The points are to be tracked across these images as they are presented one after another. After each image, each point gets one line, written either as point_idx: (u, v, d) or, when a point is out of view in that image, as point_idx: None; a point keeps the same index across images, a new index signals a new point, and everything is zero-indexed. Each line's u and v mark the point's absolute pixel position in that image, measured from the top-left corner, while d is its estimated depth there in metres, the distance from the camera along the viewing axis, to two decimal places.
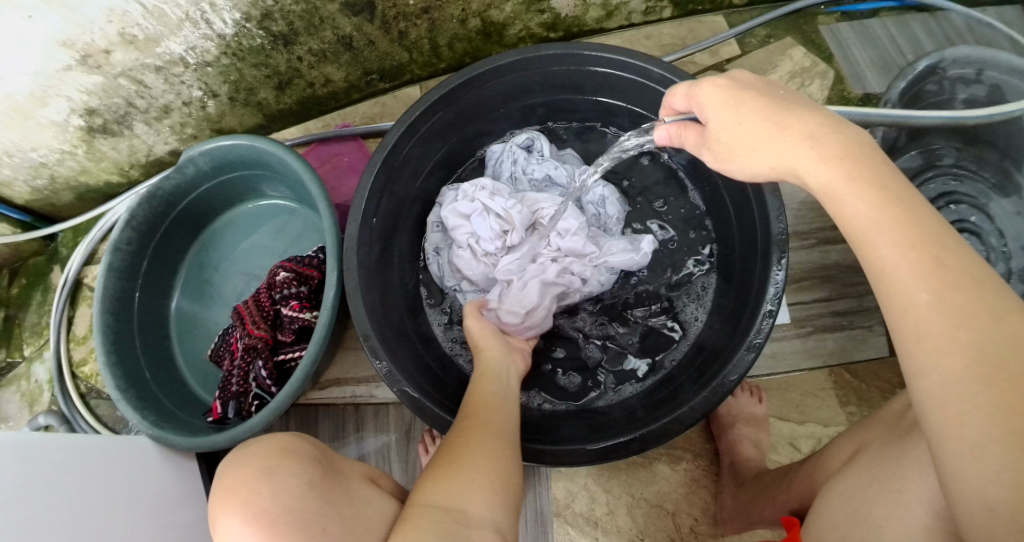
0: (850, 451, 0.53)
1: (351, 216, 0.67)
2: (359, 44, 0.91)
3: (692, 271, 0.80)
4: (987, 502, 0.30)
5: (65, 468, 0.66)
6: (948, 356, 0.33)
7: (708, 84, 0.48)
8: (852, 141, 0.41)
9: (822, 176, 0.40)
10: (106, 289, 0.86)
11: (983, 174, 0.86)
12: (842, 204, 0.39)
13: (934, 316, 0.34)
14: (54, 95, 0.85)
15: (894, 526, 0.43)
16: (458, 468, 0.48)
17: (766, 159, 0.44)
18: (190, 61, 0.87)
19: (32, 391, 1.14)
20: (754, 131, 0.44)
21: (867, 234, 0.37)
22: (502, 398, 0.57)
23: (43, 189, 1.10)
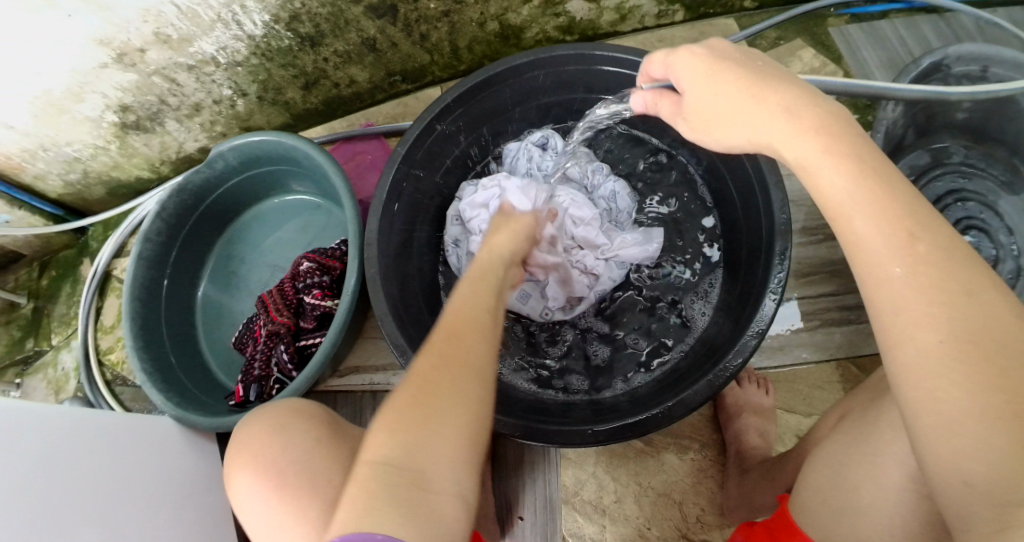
0: (834, 418, 0.57)
1: (373, 209, 0.70)
2: (381, 46, 0.95)
3: (702, 266, 0.82)
4: (966, 479, 0.32)
5: (87, 448, 0.69)
6: (924, 333, 0.34)
7: (685, 52, 0.49)
8: (827, 112, 0.41)
9: (800, 148, 0.40)
10: (135, 277, 0.90)
11: (992, 172, 0.87)
12: (818, 177, 0.39)
13: (908, 292, 0.34)
14: (89, 91, 0.90)
15: (871, 488, 0.46)
16: (417, 418, 0.39)
17: (745, 130, 0.44)
18: (220, 61, 0.91)
19: (58, 379, 1.17)
20: (730, 101, 0.45)
21: (845, 207, 0.37)
22: (481, 326, 0.45)
23: (76, 183, 1.15)
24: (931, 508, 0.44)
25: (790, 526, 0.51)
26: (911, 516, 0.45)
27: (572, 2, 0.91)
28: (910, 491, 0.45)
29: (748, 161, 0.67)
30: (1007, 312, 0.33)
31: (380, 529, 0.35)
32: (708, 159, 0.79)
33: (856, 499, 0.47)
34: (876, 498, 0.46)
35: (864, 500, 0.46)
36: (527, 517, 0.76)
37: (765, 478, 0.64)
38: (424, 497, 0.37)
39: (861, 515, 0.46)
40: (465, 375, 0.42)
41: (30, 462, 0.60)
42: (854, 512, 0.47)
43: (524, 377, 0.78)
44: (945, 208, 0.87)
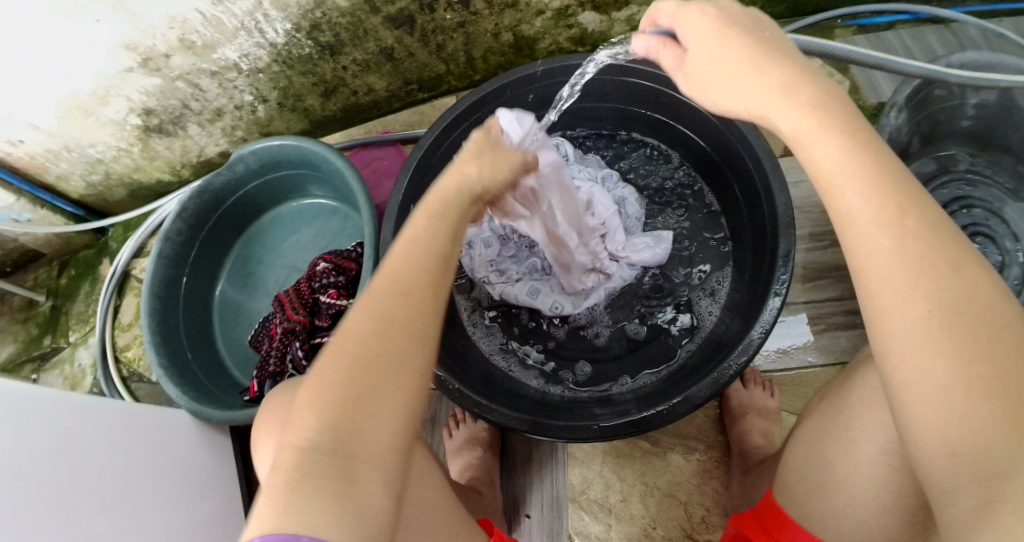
0: (817, 400, 0.60)
1: (387, 216, 0.73)
2: (399, 55, 0.98)
3: (708, 271, 0.84)
4: (953, 448, 0.34)
5: (106, 433, 0.71)
6: (912, 305, 0.35)
7: (694, 9, 0.47)
8: (825, 91, 0.40)
9: (795, 122, 0.40)
10: (155, 275, 0.92)
11: (997, 180, 0.89)
12: (813, 150, 0.39)
13: (895, 264, 0.36)
14: (115, 94, 0.94)
15: (844, 463, 0.50)
16: (348, 402, 0.39)
17: (742, 98, 0.43)
18: (242, 68, 0.94)
19: (75, 375, 1.20)
20: (732, 70, 0.43)
21: (834, 179, 0.38)
22: (425, 295, 0.43)
23: (98, 184, 1.18)
24: (902, 481, 0.47)
25: (776, 509, 0.54)
26: (883, 490, 0.48)
27: (584, 14, 0.94)
28: (882, 465, 0.48)
29: (746, 153, 0.70)
30: (987, 290, 0.35)
31: (305, 529, 0.35)
32: (715, 163, 0.81)
33: (830, 473, 0.50)
34: (848, 471, 0.49)
35: (836, 473, 0.50)
36: (533, 516, 0.78)
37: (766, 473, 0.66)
38: (358, 487, 0.37)
39: (837, 490, 0.50)
40: (410, 357, 0.41)
41: (49, 447, 0.62)
42: (830, 486, 0.50)
43: (532, 374, 0.81)
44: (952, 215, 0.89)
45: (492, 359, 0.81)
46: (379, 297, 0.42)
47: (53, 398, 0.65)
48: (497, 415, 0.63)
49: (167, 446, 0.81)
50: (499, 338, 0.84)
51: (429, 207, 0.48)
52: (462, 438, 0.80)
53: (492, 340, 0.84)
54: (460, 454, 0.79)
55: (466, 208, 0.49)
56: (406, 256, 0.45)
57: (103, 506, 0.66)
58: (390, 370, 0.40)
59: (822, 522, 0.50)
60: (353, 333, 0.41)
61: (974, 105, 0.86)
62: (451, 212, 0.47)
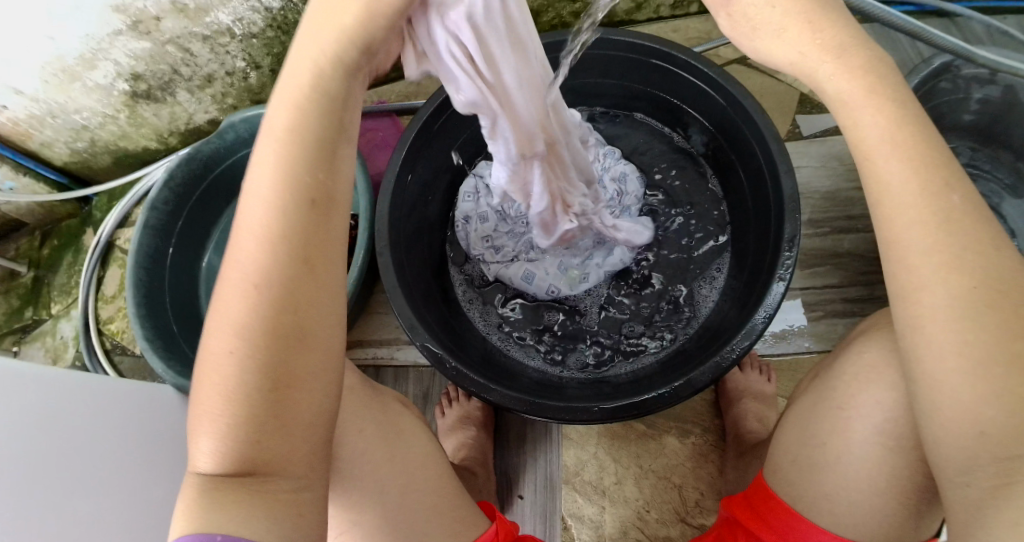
0: (811, 379, 0.59)
1: (384, 188, 0.70)
2: None
3: (708, 253, 0.83)
4: (980, 427, 0.34)
5: (89, 410, 0.69)
6: (954, 278, 0.34)
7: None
8: (878, 58, 0.36)
9: (842, 85, 0.36)
10: (140, 244, 0.90)
11: (998, 174, 0.87)
12: (857, 115, 0.36)
13: (937, 235, 0.34)
14: (102, 58, 0.90)
15: (836, 442, 0.49)
16: (225, 425, 0.35)
17: (785, 54, 0.37)
18: (236, 32, 0.91)
19: (57, 347, 1.17)
20: (784, 18, 0.36)
21: (875, 147, 0.36)
22: (292, 280, 0.36)
23: (82, 152, 1.14)
24: (895, 462, 0.46)
25: (766, 492, 0.53)
26: (876, 470, 0.47)
27: None
28: (876, 443, 0.47)
29: (753, 135, 0.68)
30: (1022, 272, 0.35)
31: (220, 527, 0.33)
32: (719, 145, 0.79)
33: (822, 454, 0.49)
34: (843, 452, 0.48)
35: (829, 455, 0.49)
36: (526, 496, 0.77)
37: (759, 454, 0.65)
38: (267, 491, 0.35)
39: (827, 469, 0.49)
40: (292, 361, 0.36)
41: (35, 419, 0.60)
42: (823, 466, 0.49)
43: (527, 354, 0.81)
44: None
45: (487, 336, 0.81)
46: (229, 304, 0.36)
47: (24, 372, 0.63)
48: (495, 394, 0.61)
49: (154, 420, 0.79)
50: (495, 318, 0.84)
51: (275, 132, 0.37)
52: (455, 417, 0.78)
53: (485, 318, 0.84)
54: (453, 433, 0.78)
55: (338, 96, 0.38)
56: (249, 224, 0.36)
57: (93, 479, 0.64)
58: (263, 383, 0.35)
59: (814, 505, 0.49)
60: (214, 354, 0.36)
61: (977, 100, 0.85)
62: (309, 127, 0.37)
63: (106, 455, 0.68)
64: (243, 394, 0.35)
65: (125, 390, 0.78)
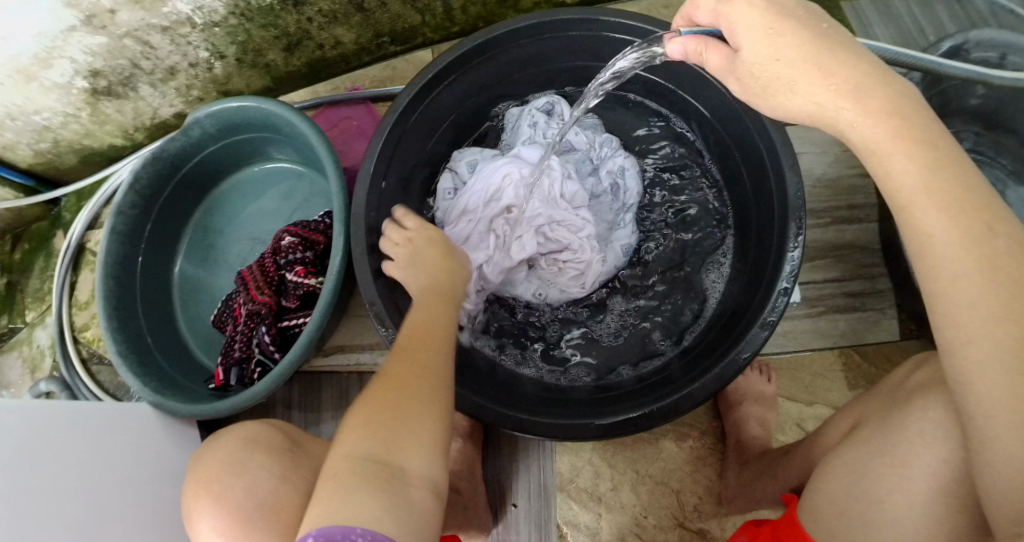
0: (848, 424, 0.53)
1: (360, 179, 0.67)
2: (370, 6, 0.87)
3: (708, 244, 0.79)
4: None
5: (67, 435, 0.65)
6: (1003, 327, 0.33)
7: (743, 1, 0.41)
8: (897, 94, 0.38)
9: (867, 131, 0.38)
10: (108, 252, 0.84)
11: (1002, 161, 0.81)
12: (888, 162, 0.37)
13: (979, 274, 0.34)
14: (58, 56, 0.83)
15: (896, 500, 0.44)
16: (385, 418, 0.45)
17: (803, 105, 0.41)
18: (196, 22, 0.84)
19: (34, 356, 1.12)
20: (790, 70, 0.40)
21: (913, 198, 0.36)
22: (447, 339, 0.55)
23: (46, 152, 1.07)
24: (954, 522, 0.41)
25: (795, 528, 0.51)
26: (937, 529, 0.41)
27: None
28: (938, 503, 0.42)
29: (755, 127, 0.63)
30: None
31: (355, 521, 0.39)
32: (719, 133, 0.74)
33: (877, 512, 0.44)
34: (900, 508, 0.43)
35: (887, 513, 0.44)
36: (520, 504, 0.74)
37: (768, 471, 0.62)
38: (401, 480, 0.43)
39: (883, 529, 0.44)
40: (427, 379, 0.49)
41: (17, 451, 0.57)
42: (879, 523, 0.44)
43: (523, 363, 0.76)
44: None
45: (476, 347, 0.75)
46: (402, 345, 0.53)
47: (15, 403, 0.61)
48: (486, 411, 0.58)
49: (134, 437, 0.76)
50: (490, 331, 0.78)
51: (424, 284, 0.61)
52: None
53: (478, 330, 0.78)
54: None
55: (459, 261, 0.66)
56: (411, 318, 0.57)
57: (82, 503, 0.62)
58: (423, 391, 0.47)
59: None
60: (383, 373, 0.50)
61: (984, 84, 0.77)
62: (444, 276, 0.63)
63: (90, 478, 0.65)
64: (410, 395, 0.47)
65: (94, 408, 0.73)
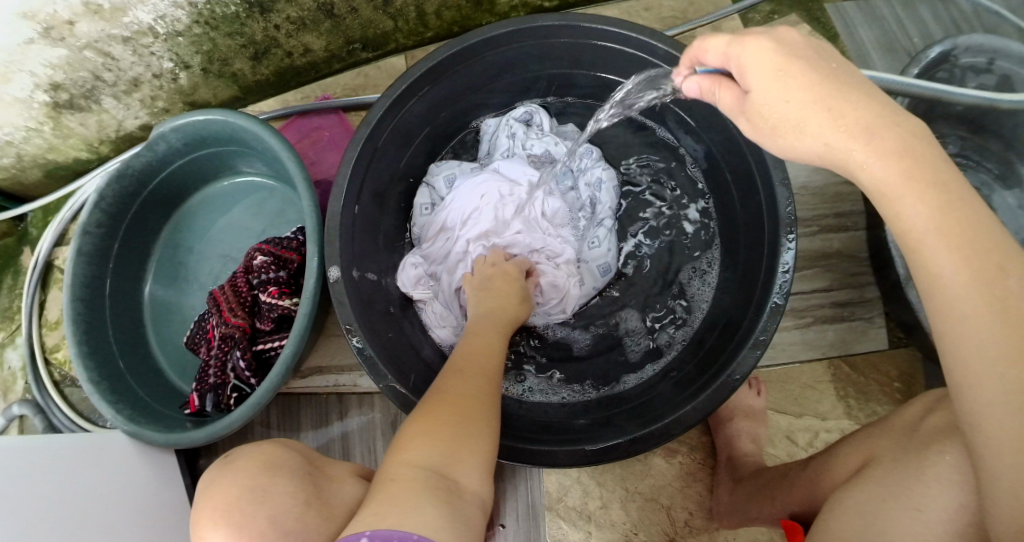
0: (857, 461, 0.51)
1: (333, 196, 0.64)
2: (340, 12, 0.84)
3: (693, 254, 0.78)
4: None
5: (41, 475, 0.62)
6: (1012, 371, 0.32)
7: (754, 41, 0.39)
8: (910, 134, 0.36)
9: (879, 173, 0.36)
10: (75, 275, 0.81)
11: (986, 165, 0.80)
12: (901, 207, 0.35)
13: (983, 311, 0.33)
14: (16, 69, 0.79)
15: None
16: (453, 431, 0.44)
17: (813, 146, 0.38)
18: (159, 31, 0.80)
19: (5, 379, 1.08)
20: (801, 113, 0.38)
21: (923, 237, 0.34)
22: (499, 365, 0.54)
23: (9, 167, 1.03)
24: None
25: None
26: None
27: None
28: None
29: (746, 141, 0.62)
30: None
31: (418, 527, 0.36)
32: (707, 143, 0.72)
33: None
34: None
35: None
36: (509, 525, 0.72)
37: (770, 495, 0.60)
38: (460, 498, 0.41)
39: None
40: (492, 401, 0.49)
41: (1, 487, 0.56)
42: None
43: (526, 388, 0.73)
44: None
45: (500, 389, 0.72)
46: (462, 365, 0.52)
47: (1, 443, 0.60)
48: None
49: (113, 473, 0.73)
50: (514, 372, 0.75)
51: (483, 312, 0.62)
52: None
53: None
54: None
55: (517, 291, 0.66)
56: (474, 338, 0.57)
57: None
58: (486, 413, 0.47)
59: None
60: (446, 387, 0.49)
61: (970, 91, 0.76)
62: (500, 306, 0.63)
63: (69, 518, 0.62)
64: (475, 413, 0.46)
65: (63, 445, 0.69)
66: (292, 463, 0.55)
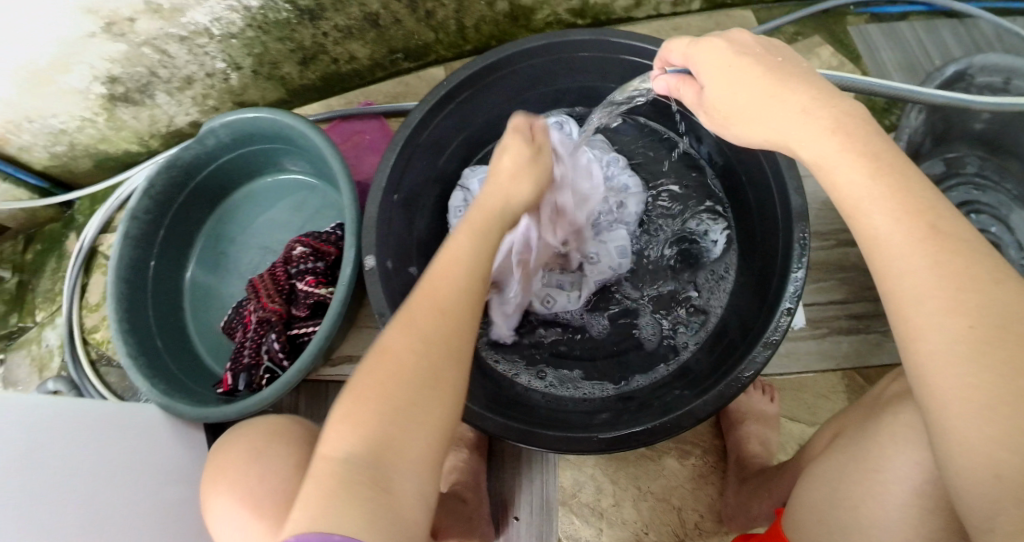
0: (828, 436, 0.56)
1: (372, 192, 0.68)
2: (385, 22, 0.89)
3: (712, 261, 0.80)
4: (998, 473, 0.30)
5: (39, 457, 0.59)
6: (949, 321, 0.33)
7: (705, 45, 0.46)
8: (844, 114, 0.39)
9: (815, 148, 0.39)
10: (121, 256, 0.86)
11: (1006, 185, 0.82)
12: (834, 176, 0.38)
13: (931, 276, 0.34)
14: (76, 62, 0.85)
15: (871, 506, 0.45)
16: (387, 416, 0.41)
17: (761, 131, 0.43)
18: (214, 32, 0.86)
19: (43, 356, 1.12)
20: (746, 102, 0.43)
21: (861, 202, 0.37)
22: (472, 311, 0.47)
23: (62, 155, 1.09)
24: (932, 525, 0.42)
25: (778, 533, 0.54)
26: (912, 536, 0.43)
27: None
28: (912, 507, 0.43)
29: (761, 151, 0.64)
30: None
31: (338, 529, 0.36)
32: (726, 155, 0.75)
33: (854, 517, 0.45)
34: (876, 515, 0.44)
35: (862, 519, 0.45)
36: (522, 518, 0.75)
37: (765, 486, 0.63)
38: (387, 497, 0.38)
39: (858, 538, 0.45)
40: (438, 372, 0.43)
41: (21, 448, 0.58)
42: (853, 529, 0.45)
43: (548, 383, 0.77)
44: None
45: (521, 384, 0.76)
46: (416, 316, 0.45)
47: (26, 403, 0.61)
48: (488, 422, 0.58)
49: (110, 448, 0.70)
50: (531, 368, 0.78)
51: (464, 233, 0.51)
52: None
53: (504, 357, 0.79)
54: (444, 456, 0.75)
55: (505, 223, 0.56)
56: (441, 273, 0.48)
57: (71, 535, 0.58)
58: (426, 377, 0.42)
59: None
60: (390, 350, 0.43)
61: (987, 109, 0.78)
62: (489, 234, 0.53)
63: (71, 500, 0.60)
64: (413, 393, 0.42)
65: (52, 410, 0.65)
66: (296, 430, 0.59)
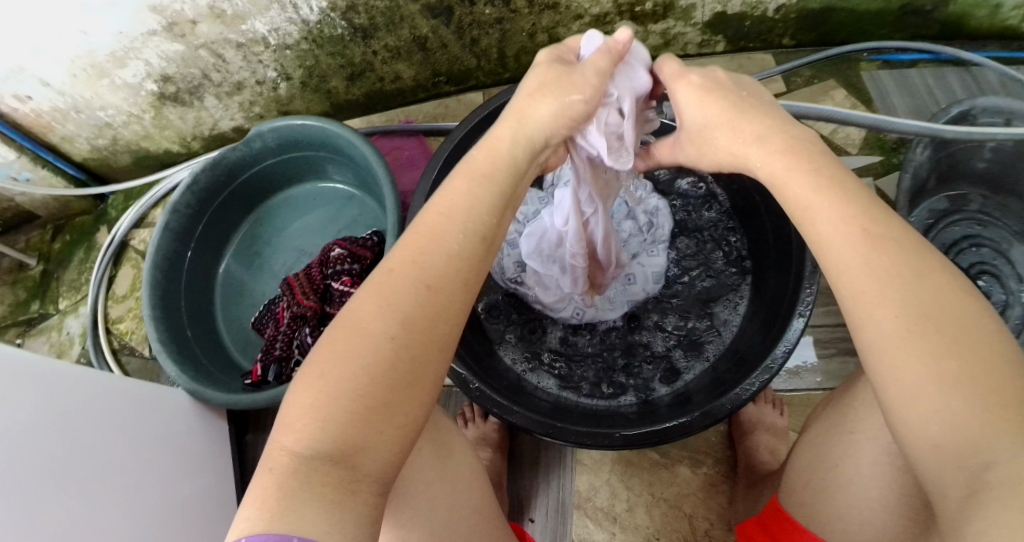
0: (818, 409, 0.62)
1: (414, 202, 0.74)
2: (431, 45, 0.96)
3: (727, 283, 0.85)
4: (933, 445, 0.35)
5: (41, 439, 0.57)
6: (881, 311, 0.37)
7: (680, 85, 0.50)
8: (797, 140, 0.44)
9: (768, 168, 0.44)
10: (160, 247, 0.90)
11: (1007, 222, 0.88)
12: (785, 190, 0.43)
13: (856, 270, 0.38)
14: (133, 57, 0.90)
15: (848, 467, 0.51)
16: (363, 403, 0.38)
17: (724, 153, 0.47)
18: (270, 42, 0.91)
19: (62, 342, 1.13)
20: (714, 134, 0.48)
21: (814, 211, 0.41)
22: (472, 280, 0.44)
23: (103, 149, 1.14)
24: (902, 483, 0.48)
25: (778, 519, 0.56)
26: (887, 489, 0.49)
27: (622, 23, 0.94)
28: (885, 464, 0.50)
29: None
30: (986, 314, 0.37)
31: (298, 529, 0.34)
32: (744, 185, 0.81)
33: (834, 475, 0.52)
34: (855, 473, 0.51)
35: (843, 478, 0.51)
36: (537, 519, 0.77)
37: (767, 486, 0.65)
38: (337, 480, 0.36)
39: (839, 494, 0.51)
40: (406, 336, 0.40)
41: (48, 414, 0.58)
42: (835, 488, 0.51)
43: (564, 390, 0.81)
44: (959, 252, 0.88)
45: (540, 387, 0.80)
46: (401, 284, 0.41)
47: (59, 371, 0.62)
48: (518, 416, 0.62)
49: (136, 423, 0.71)
50: (549, 374, 0.83)
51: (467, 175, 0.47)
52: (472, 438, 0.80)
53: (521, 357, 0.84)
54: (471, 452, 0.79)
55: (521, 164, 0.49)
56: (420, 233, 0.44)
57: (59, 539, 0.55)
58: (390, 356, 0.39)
59: (831, 526, 0.51)
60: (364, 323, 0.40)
61: (990, 149, 0.86)
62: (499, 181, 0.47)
63: (74, 490, 0.58)
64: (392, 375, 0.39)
65: (29, 393, 0.57)
66: None
